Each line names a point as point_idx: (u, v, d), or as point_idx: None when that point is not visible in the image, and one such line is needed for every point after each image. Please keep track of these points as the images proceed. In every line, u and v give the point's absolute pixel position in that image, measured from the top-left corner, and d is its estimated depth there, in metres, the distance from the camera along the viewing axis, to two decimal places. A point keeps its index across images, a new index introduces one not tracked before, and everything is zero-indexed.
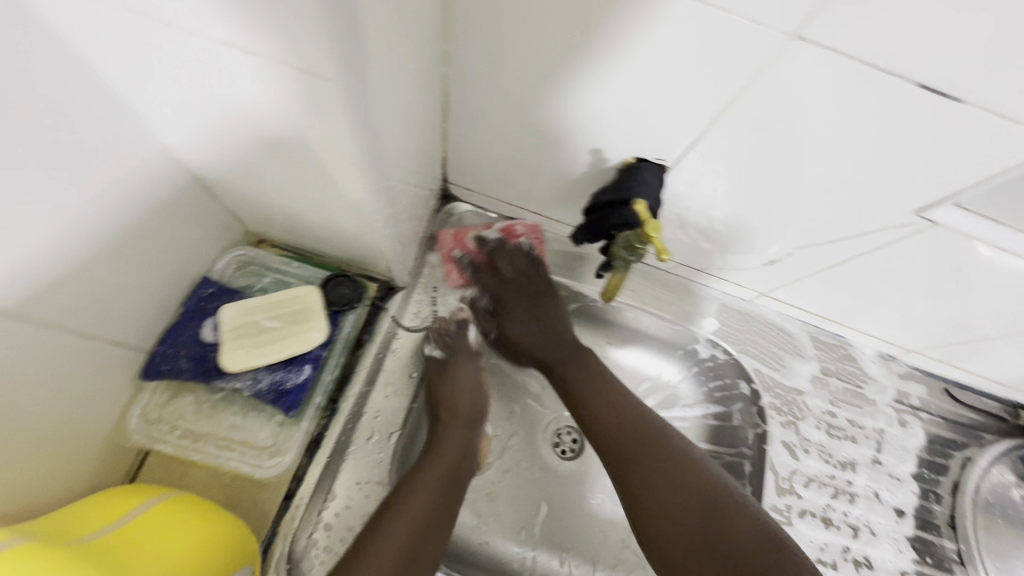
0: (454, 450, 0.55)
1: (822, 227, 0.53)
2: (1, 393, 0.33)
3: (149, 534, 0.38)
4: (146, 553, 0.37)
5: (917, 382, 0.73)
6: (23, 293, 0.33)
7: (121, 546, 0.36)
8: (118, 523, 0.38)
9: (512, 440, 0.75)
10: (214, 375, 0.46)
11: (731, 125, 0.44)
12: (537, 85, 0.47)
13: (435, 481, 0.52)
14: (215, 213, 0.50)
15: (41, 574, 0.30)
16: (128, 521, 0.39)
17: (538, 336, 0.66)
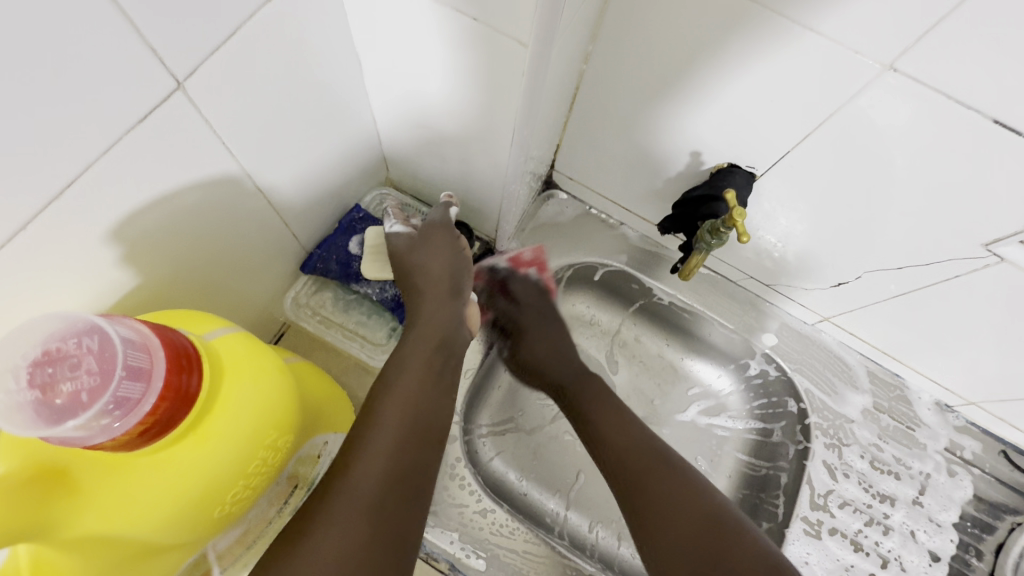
0: (446, 309, 0.53)
1: (894, 253, 0.57)
2: (233, 243, 0.46)
3: (309, 375, 0.47)
4: (308, 387, 0.45)
5: (972, 437, 0.73)
6: (266, 174, 0.45)
7: (297, 373, 0.45)
8: (293, 357, 0.47)
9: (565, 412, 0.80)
10: (354, 279, 0.58)
11: (824, 142, 0.51)
12: (658, 89, 0.56)
13: (432, 337, 0.52)
14: (375, 155, 0.62)
15: (268, 361, 0.38)
16: (296, 359, 0.48)
17: (550, 351, 0.73)
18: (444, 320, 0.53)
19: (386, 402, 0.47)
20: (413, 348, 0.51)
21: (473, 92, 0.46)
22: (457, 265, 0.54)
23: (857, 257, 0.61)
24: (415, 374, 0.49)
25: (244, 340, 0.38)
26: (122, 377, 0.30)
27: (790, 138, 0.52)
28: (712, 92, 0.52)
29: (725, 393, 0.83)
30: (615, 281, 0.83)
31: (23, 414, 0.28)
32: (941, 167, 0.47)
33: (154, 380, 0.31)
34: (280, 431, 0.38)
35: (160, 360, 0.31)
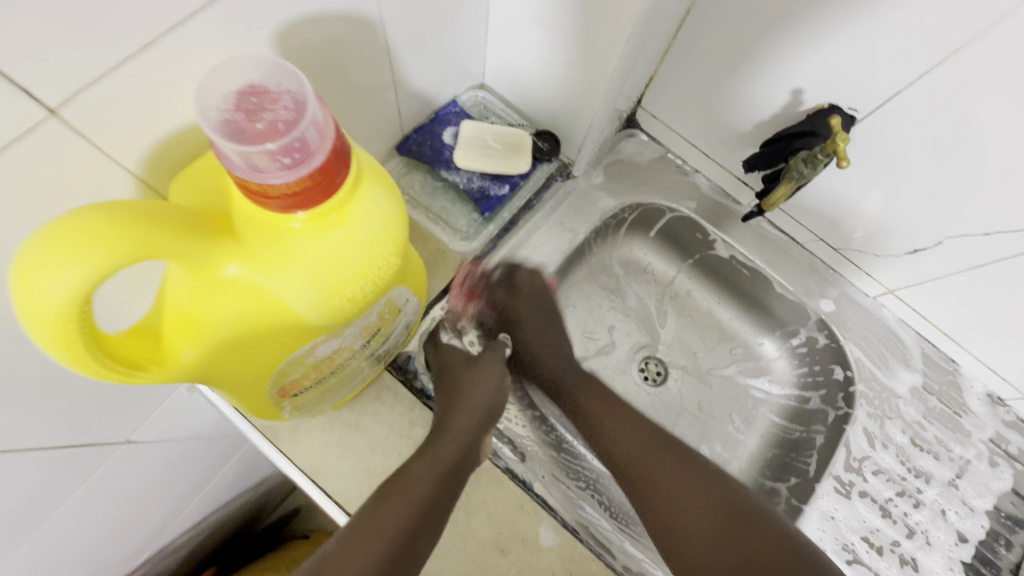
0: (468, 429, 0.60)
1: (984, 216, 0.56)
2: (353, 97, 0.49)
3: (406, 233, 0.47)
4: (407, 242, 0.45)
5: (1020, 435, 0.72)
6: (394, 33, 0.47)
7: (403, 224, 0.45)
8: None
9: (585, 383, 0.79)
10: (444, 166, 0.61)
11: (937, 84, 0.50)
12: (773, 16, 0.55)
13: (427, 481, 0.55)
14: (477, 53, 0.63)
15: (396, 186, 0.38)
16: None
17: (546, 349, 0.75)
18: (447, 458, 0.57)
19: (394, 500, 0.53)
20: (424, 461, 0.56)
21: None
22: (491, 397, 0.64)
23: (941, 221, 0.60)
24: (406, 510, 0.53)
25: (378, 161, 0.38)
26: (312, 120, 0.27)
27: (903, 78, 0.51)
28: (832, 21, 0.52)
29: (773, 358, 0.83)
30: (678, 229, 0.83)
31: (215, 115, 0.26)
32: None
33: (329, 140, 0.29)
34: (397, 252, 0.39)
35: (333, 124, 0.29)
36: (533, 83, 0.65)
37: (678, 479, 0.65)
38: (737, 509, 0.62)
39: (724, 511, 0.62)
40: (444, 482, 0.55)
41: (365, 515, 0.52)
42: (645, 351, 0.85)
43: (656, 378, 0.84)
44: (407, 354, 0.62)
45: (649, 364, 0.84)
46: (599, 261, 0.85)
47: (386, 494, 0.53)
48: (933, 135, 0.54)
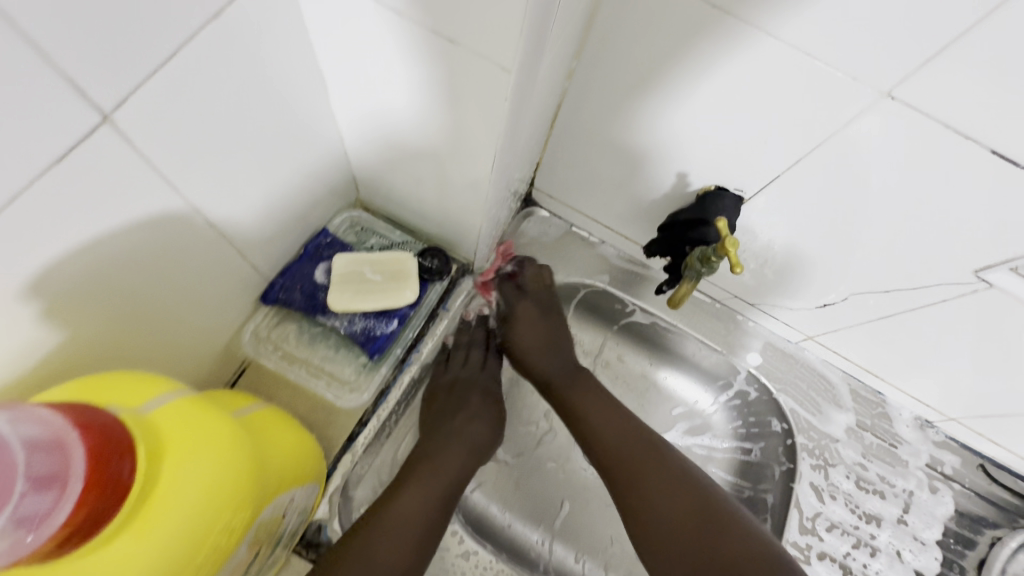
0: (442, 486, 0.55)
1: (879, 278, 0.56)
2: (172, 292, 0.42)
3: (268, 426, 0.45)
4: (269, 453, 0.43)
5: (952, 453, 0.74)
6: (212, 202, 0.40)
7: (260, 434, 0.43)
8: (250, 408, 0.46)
9: (524, 476, 0.77)
10: (320, 310, 0.54)
11: (817, 167, 0.48)
12: (641, 108, 0.53)
13: (413, 525, 0.50)
14: (340, 174, 0.57)
15: (205, 439, 0.36)
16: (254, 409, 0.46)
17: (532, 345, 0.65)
18: (434, 509, 0.53)
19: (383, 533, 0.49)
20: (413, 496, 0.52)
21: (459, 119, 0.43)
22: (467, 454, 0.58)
23: (843, 281, 0.60)
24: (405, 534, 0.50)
25: (195, 403, 0.38)
26: (22, 494, 0.28)
27: (781, 162, 0.50)
28: (703, 115, 0.50)
29: (710, 412, 0.80)
30: (597, 300, 0.80)
31: None
32: (933, 198, 0.45)
33: (68, 487, 0.30)
34: (220, 518, 0.36)
35: (76, 457, 0.31)
36: (409, 199, 0.59)
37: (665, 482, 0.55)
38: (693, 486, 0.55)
39: (704, 519, 0.53)
40: (429, 524, 0.52)
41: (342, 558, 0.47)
42: None
43: None
44: (317, 523, 0.54)
45: None
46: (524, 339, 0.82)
47: (367, 537, 0.48)
48: (820, 209, 0.53)
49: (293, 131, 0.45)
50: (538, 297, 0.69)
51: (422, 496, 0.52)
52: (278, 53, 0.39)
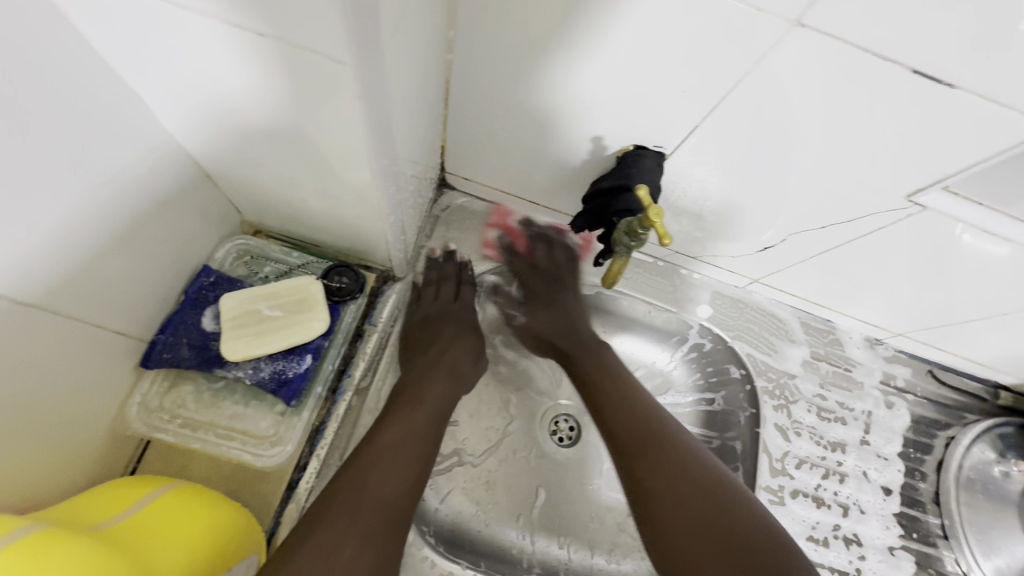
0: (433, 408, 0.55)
1: (813, 215, 0.54)
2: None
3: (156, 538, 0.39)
4: None
5: (902, 365, 0.76)
6: (19, 274, 0.33)
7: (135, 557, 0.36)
8: (129, 520, 0.39)
9: (494, 471, 0.74)
10: (217, 363, 0.48)
11: (732, 114, 0.44)
12: (534, 74, 0.47)
13: (408, 453, 0.50)
14: (210, 201, 0.50)
15: None
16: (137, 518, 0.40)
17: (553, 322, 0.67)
18: (426, 438, 0.52)
19: (388, 463, 0.48)
20: (400, 426, 0.51)
21: (316, 124, 0.36)
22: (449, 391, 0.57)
23: (777, 223, 0.57)
24: (404, 463, 0.49)
25: (25, 552, 0.31)
26: None
27: (696, 113, 0.45)
28: (602, 72, 0.44)
29: (669, 370, 0.79)
30: None
31: None
32: (853, 128, 0.42)
33: None
34: None
35: None
36: (300, 215, 0.52)
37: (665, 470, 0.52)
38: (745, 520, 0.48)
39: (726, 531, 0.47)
40: (423, 450, 0.52)
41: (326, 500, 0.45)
42: (550, 414, 0.79)
43: (571, 436, 0.78)
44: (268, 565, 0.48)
45: (560, 423, 0.78)
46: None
47: (365, 473, 0.47)
48: (742, 155, 0.49)
49: (110, 168, 0.37)
50: (545, 271, 0.69)
51: (406, 429, 0.52)
52: (46, 79, 0.31)
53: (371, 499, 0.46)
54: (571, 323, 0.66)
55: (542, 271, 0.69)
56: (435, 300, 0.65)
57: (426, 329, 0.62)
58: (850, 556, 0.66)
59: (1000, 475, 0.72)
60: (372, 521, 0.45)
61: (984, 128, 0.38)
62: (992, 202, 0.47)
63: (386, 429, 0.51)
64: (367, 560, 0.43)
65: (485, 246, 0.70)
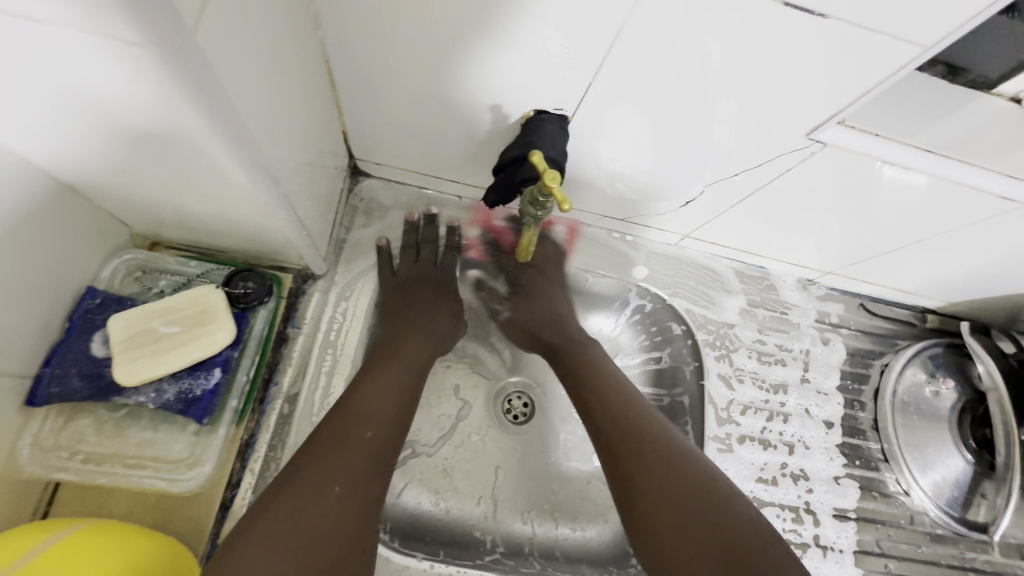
0: (411, 365, 0.61)
1: (724, 164, 0.53)
2: None
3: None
4: None
5: (835, 301, 0.78)
6: None
7: None
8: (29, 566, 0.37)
9: (451, 458, 0.73)
10: (115, 390, 0.45)
11: (626, 69, 0.43)
12: (416, 45, 0.44)
13: (387, 408, 0.55)
14: (85, 219, 0.46)
15: None
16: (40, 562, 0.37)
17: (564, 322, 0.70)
18: (404, 392, 0.58)
19: (370, 416, 0.54)
20: (381, 382, 0.56)
21: (160, 119, 0.33)
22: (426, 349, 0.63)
23: (692, 178, 0.57)
24: (383, 416, 0.55)
25: None
26: None
27: (587, 71, 0.44)
28: (483, 36, 0.42)
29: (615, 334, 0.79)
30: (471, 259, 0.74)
31: None
32: (741, 71, 0.42)
33: None
34: None
35: None
36: (190, 221, 0.49)
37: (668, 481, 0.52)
38: (712, 492, 0.52)
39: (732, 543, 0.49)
40: (402, 404, 0.57)
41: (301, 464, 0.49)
42: (502, 393, 0.78)
43: (525, 413, 0.78)
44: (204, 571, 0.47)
45: (513, 401, 0.78)
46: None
47: (346, 429, 0.52)
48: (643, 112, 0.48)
49: None
50: (561, 273, 0.74)
51: (384, 387, 0.56)
52: None
53: (356, 450, 0.51)
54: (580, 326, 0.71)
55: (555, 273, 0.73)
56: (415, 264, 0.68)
57: (402, 295, 0.66)
58: (798, 491, 0.68)
59: (932, 394, 0.75)
60: (357, 470, 0.50)
61: (864, 55, 0.38)
62: (889, 132, 0.48)
63: (365, 386, 0.56)
64: (353, 503, 0.49)
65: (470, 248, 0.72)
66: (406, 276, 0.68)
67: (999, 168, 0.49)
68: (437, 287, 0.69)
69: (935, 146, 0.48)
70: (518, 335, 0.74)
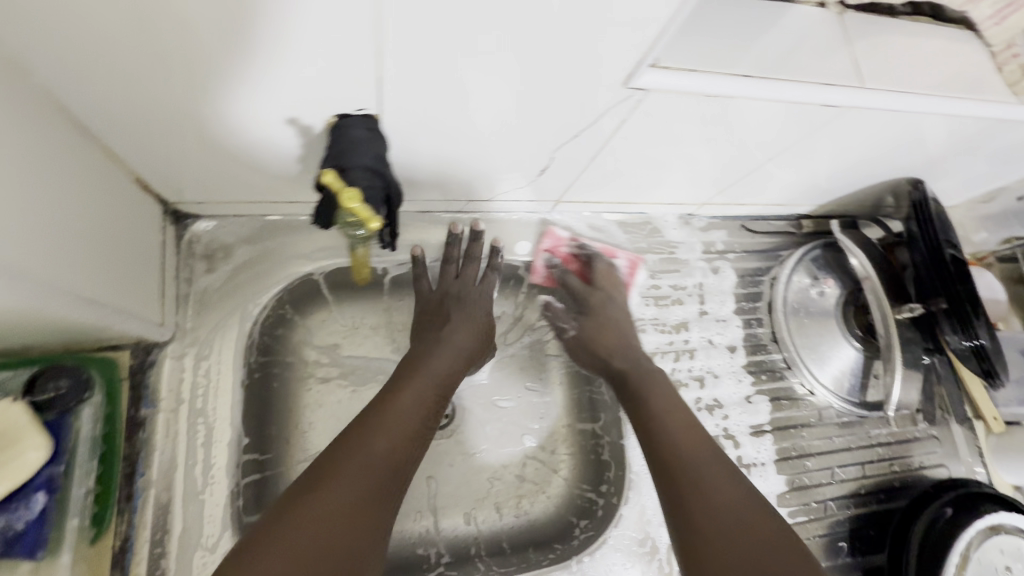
0: (439, 377, 0.61)
1: (559, 128, 0.50)
2: None
3: None
4: None
5: (718, 229, 0.79)
6: None
7: None
8: None
9: None
10: None
11: (407, 54, 0.38)
12: (157, 74, 0.38)
13: (403, 422, 0.55)
14: None
15: None
16: None
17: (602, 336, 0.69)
18: (428, 413, 0.58)
19: (388, 428, 0.54)
20: (412, 393, 0.58)
21: None
22: (452, 367, 0.63)
23: (537, 149, 0.54)
24: (404, 436, 0.55)
25: None
26: None
27: (367, 65, 0.39)
28: (226, 51, 0.36)
29: (521, 313, 0.78)
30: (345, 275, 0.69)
31: None
32: (526, 35, 0.38)
33: None
34: None
35: None
36: None
37: (704, 469, 0.55)
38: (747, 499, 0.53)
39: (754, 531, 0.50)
40: (421, 425, 0.57)
41: (308, 488, 0.48)
42: None
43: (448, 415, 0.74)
44: None
45: None
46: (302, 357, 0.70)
47: (365, 437, 0.53)
48: (451, 94, 0.44)
49: None
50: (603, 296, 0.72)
51: (414, 401, 0.58)
52: None
53: (371, 465, 0.51)
54: (619, 333, 0.70)
55: (598, 292, 0.72)
56: (458, 279, 0.69)
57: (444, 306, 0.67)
58: (715, 420, 0.71)
59: (817, 295, 0.79)
60: (370, 487, 0.50)
61: None
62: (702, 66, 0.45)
63: (394, 399, 0.57)
64: (359, 520, 0.48)
65: (535, 273, 0.75)
66: (444, 292, 0.68)
67: (817, 79, 0.49)
68: (478, 303, 0.69)
69: (753, 70, 0.47)
70: (583, 355, 0.71)
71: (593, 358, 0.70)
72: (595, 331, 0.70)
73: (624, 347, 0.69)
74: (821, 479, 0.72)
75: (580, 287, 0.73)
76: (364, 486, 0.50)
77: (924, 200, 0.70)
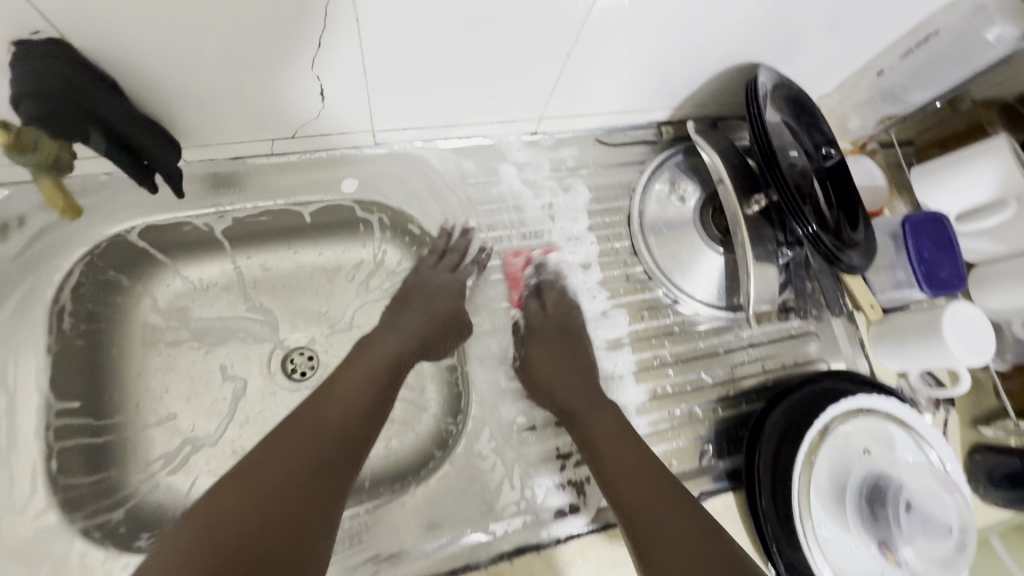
0: (387, 365, 0.61)
1: (295, 33, 0.47)
2: None
3: None
4: None
5: (568, 145, 0.76)
6: None
7: None
8: None
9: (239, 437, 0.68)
10: None
11: None
12: None
13: (348, 414, 0.55)
14: None
15: None
16: None
17: (547, 359, 0.68)
18: (372, 401, 0.58)
19: (326, 415, 0.54)
20: (357, 375, 0.59)
21: None
22: (398, 351, 0.63)
23: (291, 60, 0.51)
24: (345, 421, 0.54)
25: None
26: None
27: None
28: None
29: (379, 257, 0.76)
30: (167, 236, 0.66)
31: None
32: None
33: None
34: None
35: None
36: None
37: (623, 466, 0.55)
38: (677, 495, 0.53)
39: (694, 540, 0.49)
40: (365, 412, 0.56)
41: (231, 478, 0.47)
42: (280, 355, 0.73)
43: (311, 367, 0.73)
44: None
45: (296, 358, 0.73)
46: (147, 323, 0.69)
47: (307, 424, 0.52)
48: None
49: None
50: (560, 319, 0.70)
51: (352, 390, 0.57)
52: None
53: (309, 451, 0.50)
54: (572, 364, 0.67)
55: (547, 321, 0.70)
56: (435, 266, 0.71)
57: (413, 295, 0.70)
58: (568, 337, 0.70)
59: (677, 202, 0.76)
60: (300, 476, 0.48)
61: None
62: None
63: (336, 388, 0.57)
64: (287, 512, 0.45)
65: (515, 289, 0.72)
66: (414, 280, 0.71)
67: None
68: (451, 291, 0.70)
69: None
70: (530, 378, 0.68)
71: (544, 366, 0.67)
72: (544, 360, 0.68)
73: (561, 357, 0.68)
74: (686, 387, 0.70)
75: (536, 318, 0.71)
76: (292, 474, 0.48)
77: (757, 113, 0.65)
